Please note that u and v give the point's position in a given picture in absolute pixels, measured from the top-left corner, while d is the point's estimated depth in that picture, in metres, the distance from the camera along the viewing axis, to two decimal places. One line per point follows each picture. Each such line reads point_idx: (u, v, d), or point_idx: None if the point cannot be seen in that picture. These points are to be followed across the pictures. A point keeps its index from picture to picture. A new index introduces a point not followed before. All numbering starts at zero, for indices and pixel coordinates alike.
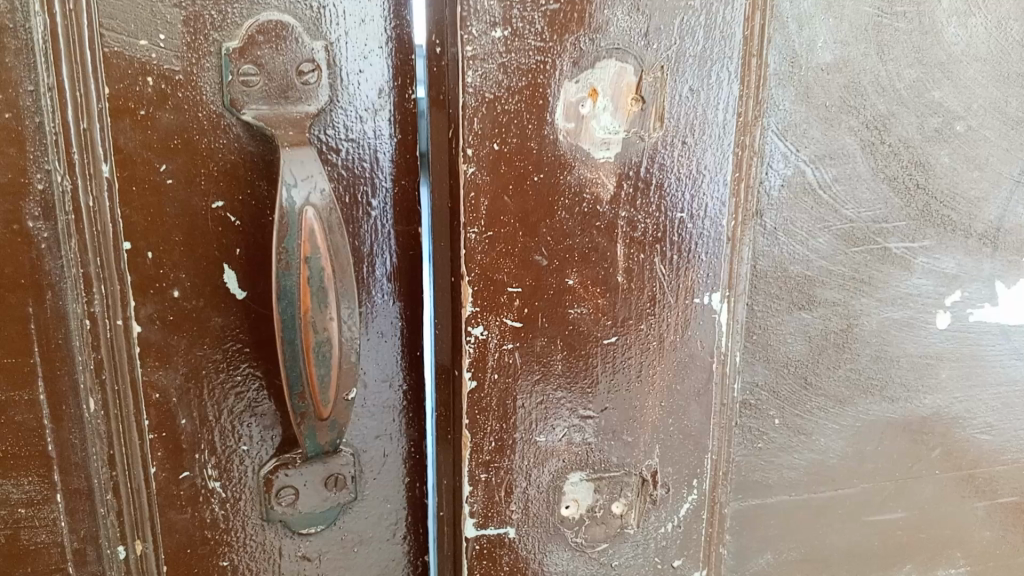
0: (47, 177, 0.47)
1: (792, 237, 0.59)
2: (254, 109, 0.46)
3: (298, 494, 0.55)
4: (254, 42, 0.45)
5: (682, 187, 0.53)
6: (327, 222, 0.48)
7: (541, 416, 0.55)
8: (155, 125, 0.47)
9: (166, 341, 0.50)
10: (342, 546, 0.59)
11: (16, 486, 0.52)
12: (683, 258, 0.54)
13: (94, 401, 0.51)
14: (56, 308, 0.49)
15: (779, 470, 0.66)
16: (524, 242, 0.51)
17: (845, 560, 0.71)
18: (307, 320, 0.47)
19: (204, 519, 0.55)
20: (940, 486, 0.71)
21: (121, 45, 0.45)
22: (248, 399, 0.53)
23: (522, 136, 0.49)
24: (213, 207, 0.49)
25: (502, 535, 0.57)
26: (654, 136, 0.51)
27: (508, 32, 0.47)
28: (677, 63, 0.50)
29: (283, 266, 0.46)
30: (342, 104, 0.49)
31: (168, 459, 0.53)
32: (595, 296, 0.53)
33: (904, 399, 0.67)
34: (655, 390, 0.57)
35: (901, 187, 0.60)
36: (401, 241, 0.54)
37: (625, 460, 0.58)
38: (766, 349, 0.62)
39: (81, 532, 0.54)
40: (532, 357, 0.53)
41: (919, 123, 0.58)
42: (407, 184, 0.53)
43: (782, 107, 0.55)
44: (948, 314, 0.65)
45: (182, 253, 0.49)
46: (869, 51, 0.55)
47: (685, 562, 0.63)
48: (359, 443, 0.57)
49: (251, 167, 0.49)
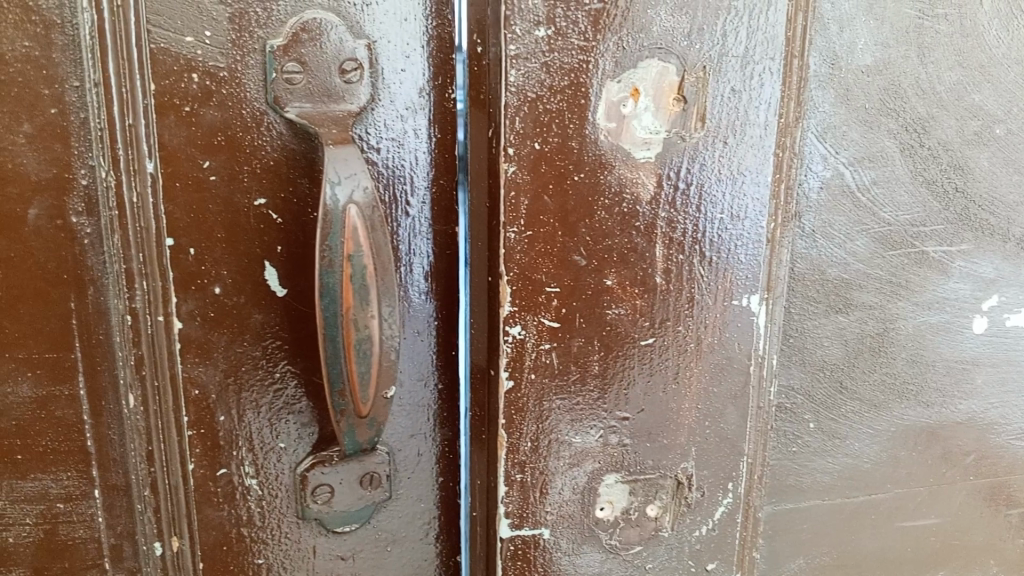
0: (91, 172, 0.47)
1: (830, 239, 0.59)
2: (298, 108, 0.46)
3: (333, 492, 0.55)
4: (298, 39, 0.45)
5: (721, 187, 0.53)
6: (370, 220, 0.48)
7: (576, 418, 0.55)
8: (200, 121, 0.47)
9: (207, 338, 0.50)
10: (377, 545, 0.59)
11: (55, 481, 0.52)
12: (722, 260, 0.54)
13: (133, 397, 0.51)
14: (97, 303, 0.49)
15: (813, 474, 0.66)
16: (562, 242, 0.51)
17: (877, 565, 0.70)
18: (349, 318, 0.47)
19: (240, 517, 0.55)
20: (974, 492, 0.70)
21: (168, 41, 0.45)
22: (285, 397, 0.53)
23: (563, 135, 0.49)
24: (255, 204, 0.49)
25: (536, 536, 0.57)
26: (695, 136, 0.51)
27: (551, 31, 0.47)
28: (719, 63, 0.50)
29: (326, 263, 0.46)
30: (383, 102, 0.49)
31: (206, 455, 0.53)
32: (633, 297, 0.53)
33: (939, 404, 0.66)
34: (692, 392, 0.57)
35: (939, 190, 0.59)
36: (439, 240, 0.54)
37: (661, 462, 0.58)
38: (803, 352, 0.61)
39: (118, 528, 0.54)
40: (569, 358, 0.53)
41: (959, 127, 0.58)
42: (446, 184, 0.54)
43: (822, 109, 0.55)
44: (985, 318, 0.65)
45: (223, 250, 0.49)
46: (909, 53, 0.55)
47: (719, 565, 0.62)
48: (394, 441, 0.57)
49: (293, 165, 0.49)
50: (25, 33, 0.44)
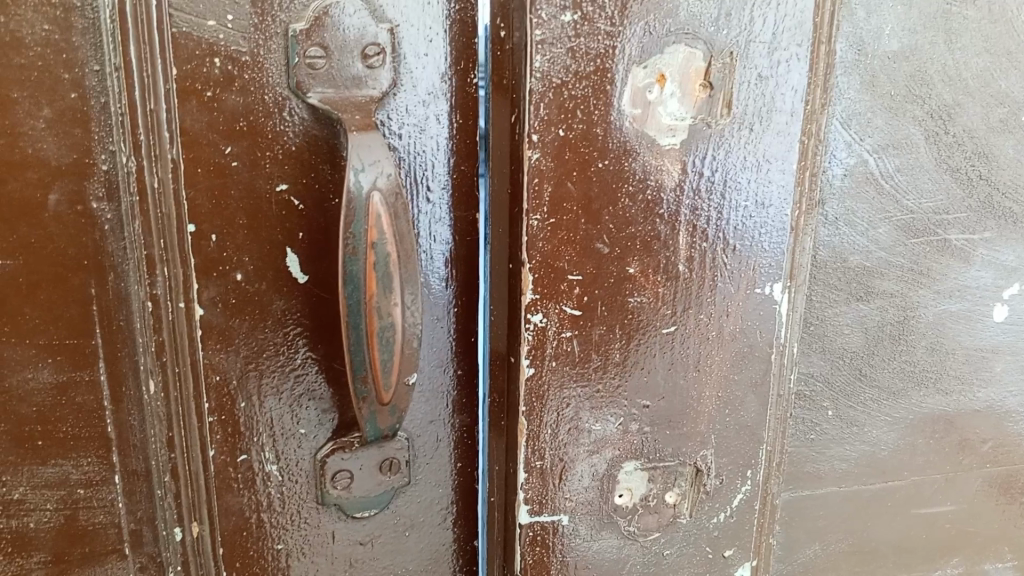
0: (111, 158, 0.47)
1: (853, 227, 0.58)
2: (320, 92, 0.45)
3: (353, 478, 0.55)
4: (321, 24, 0.44)
5: (746, 175, 0.52)
6: (393, 207, 0.47)
7: (596, 406, 0.55)
8: (221, 107, 0.46)
9: (228, 324, 0.50)
10: (395, 530, 0.59)
11: (76, 466, 0.52)
12: (746, 247, 0.54)
13: (154, 383, 0.51)
14: (117, 289, 0.49)
15: (830, 462, 0.66)
16: (585, 229, 0.50)
17: (893, 552, 0.70)
18: (372, 305, 0.47)
19: (260, 503, 0.55)
20: (990, 480, 0.70)
21: (190, 25, 0.44)
22: (306, 383, 0.53)
23: (588, 122, 0.48)
24: (277, 189, 0.48)
25: (555, 522, 0.57)
26: (721, 123, 0.50)
27: (578, 16, 0.46)
28: (746, 49, 0.49)
29: (350, 251, 0.46)
30: (406, 87, 0.49)
31: (227, 442, 0.52)
32: (655, 284, 0.53)
33: (957, 392, 0.66)
34: (712, 380, 0.56)
35: (964, 177, 0.59)
36: (460, 226, 0.54)
37: (681, 450, 0.57)
38: (823, 340, 0.61)
39: (138, 513, 0.54)
40: (590, 345, 0.53)
41: (984, 114, 0.57)
42: (467, 170, 0.53)
43: (848, 95, 0.55)
44: (1006, 306, 0.64)
45: (246, 236, 0.49)
46: (937, 39, 0.54)
47: (736, 552, 0.63)
48: (413, 428, 0.57)
49: (316, 151, 0.48)
50: (45, 16, 0.43)
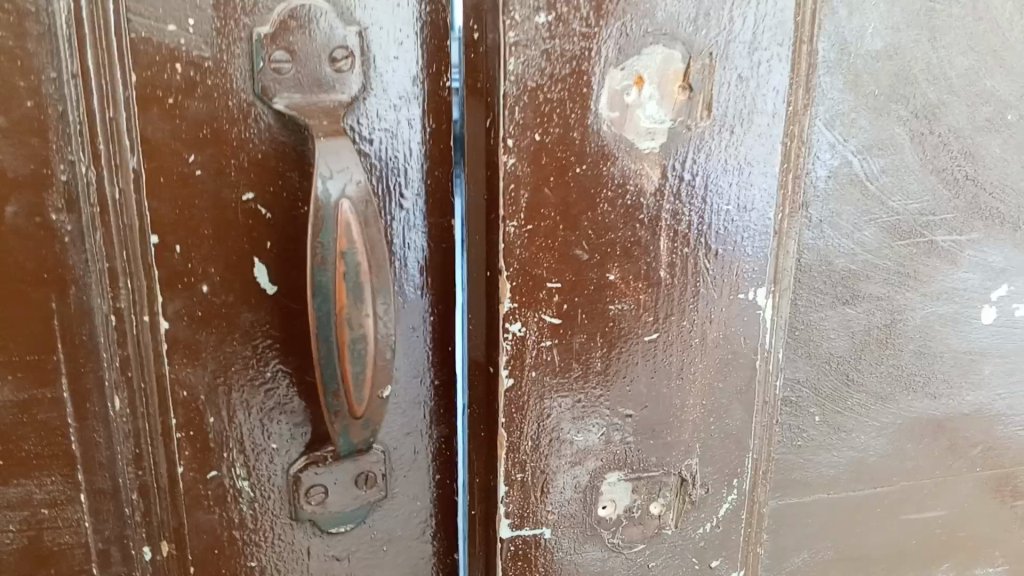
0: (70, 168, 0.45)
1: (837, 229, 0.57)
2: (287, 98, 0.44)
3: (328, 492, 0.53)
4: (286, 27, 0.43)
5: (727, 178, 0.51)
6: (364, 215, 0.46)
7: (578, 416, 0.53)
8: (184, 114, 0.44)
9: (195, 338, 0.48)
10: (373, 546, 0.57)
11: (39, 485, 0.51)
12: (728, 251, 0.52)
13: (119, 399, 0.49)
14: (79, 302, 0.47)
15: (817, 467, 0.64)
16: (564, 236, 0.49)
17: (883, 559, 0.69)
18: (343, 317, 0.45)
19: (231, 520, 0.53)
20: (981, 484, 0.69)
21: (149, 30, 0.42)
22: (277, 396, 0.51)
23: (565, 126, 0.47)
24: (244, 199, 0.47)
25: (537, 536, 0.56)
26: (701, 125, 0.49)
27: (552, 18, 0.45)
28: (726, 49, 0.48)
29: (318, 261, 0.45)
30: (376, 91, 0.47)
31: (196, 458, 0.51)
32: (637, 291, 0.51)
33: (947, 396, 0.65)
34: (697, 388, 0.55)
35: (950, 178, 0.58)
36: (434, 233, 0.52)
37: (664, 459, 0.56)
38: (809, 345, 0.60)
39: (106, 532, 0.53)
40: (570, 355, 0.52)
41: (970, 112, 0.56)
42: (441, 175, 0.51)
43: (832, 95, 0.53)
44: (993, 308, 0.63)
45: (211, 247, 0.47)
46: (921, 37, 0.53)
47: (723, 562, 0.62)
48: (389, 440, 0.55)
49: (282, 157, 0.47)
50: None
